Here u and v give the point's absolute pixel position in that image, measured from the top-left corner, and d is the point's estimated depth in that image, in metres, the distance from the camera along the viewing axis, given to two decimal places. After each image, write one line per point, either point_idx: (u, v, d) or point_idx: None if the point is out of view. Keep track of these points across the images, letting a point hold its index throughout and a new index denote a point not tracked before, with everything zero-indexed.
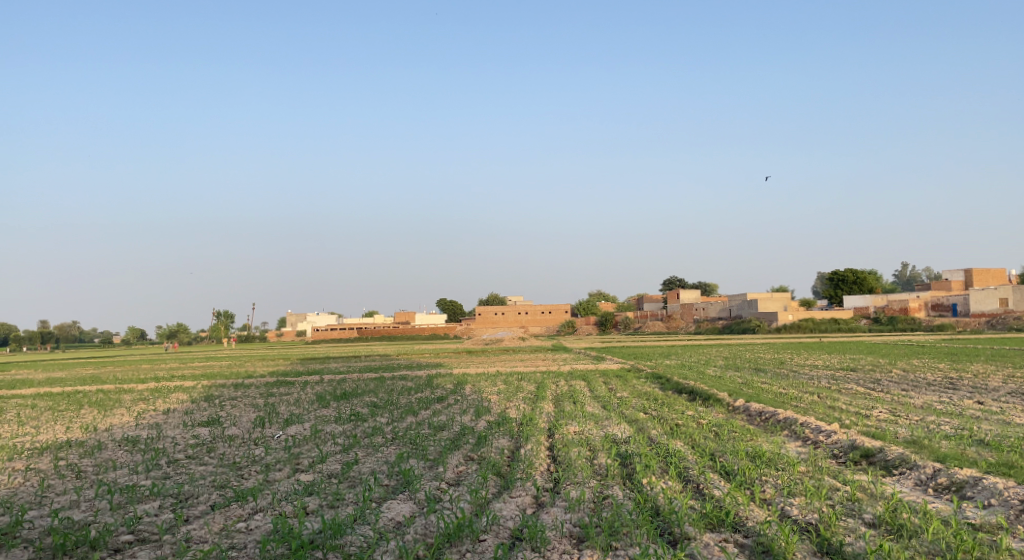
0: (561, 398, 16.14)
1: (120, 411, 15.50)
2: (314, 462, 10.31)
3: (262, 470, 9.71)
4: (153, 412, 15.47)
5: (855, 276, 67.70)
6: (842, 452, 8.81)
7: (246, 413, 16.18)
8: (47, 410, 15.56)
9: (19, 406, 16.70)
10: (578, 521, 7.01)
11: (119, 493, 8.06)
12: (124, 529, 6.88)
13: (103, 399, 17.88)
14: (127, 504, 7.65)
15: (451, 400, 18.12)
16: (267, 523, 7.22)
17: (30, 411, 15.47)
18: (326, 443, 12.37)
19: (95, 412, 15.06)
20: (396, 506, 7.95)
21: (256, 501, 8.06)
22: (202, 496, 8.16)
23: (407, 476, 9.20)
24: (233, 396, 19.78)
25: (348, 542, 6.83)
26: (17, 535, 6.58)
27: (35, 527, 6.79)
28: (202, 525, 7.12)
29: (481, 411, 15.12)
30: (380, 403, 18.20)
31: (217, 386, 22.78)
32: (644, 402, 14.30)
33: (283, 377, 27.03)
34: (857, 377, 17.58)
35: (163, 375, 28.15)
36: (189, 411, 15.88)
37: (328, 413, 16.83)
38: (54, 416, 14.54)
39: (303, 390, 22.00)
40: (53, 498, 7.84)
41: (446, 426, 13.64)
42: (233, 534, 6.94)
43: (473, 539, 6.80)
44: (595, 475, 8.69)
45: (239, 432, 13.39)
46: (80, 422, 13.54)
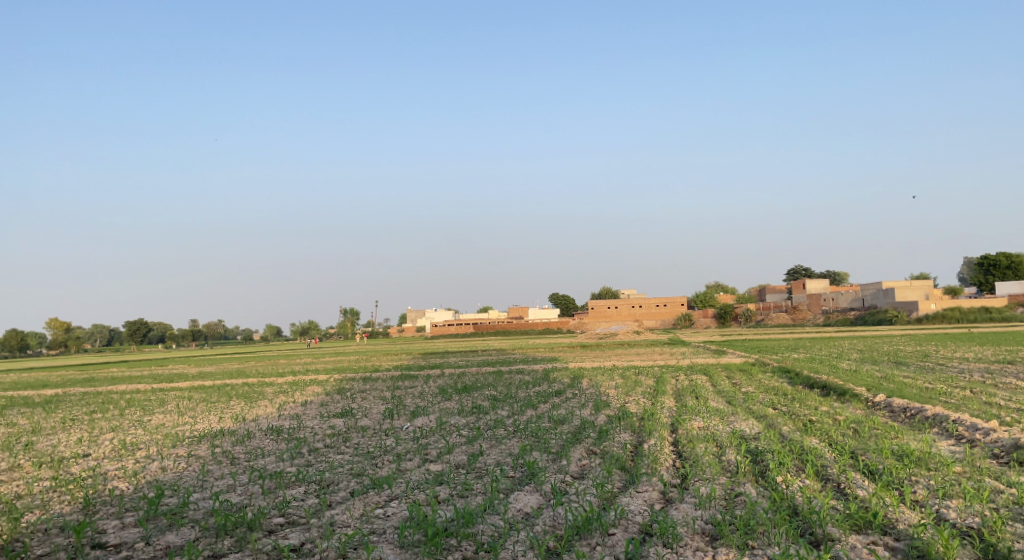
0: (682, 393, 15.77)
1: (264, 402, 16.68)
2: (442, 453, 10.65)
3: (394, 460, 10.15)
4: (293, 403, 16.54)
5: (1009, 261, 61.79)
6: (1003, 452, 8.09)
7: (375, 405, 16.97)
8: (201, 401, 17.03)
9: (178, 397, 18.39)
10: (710, 518, 6.84)
11: (269, 478, 8.67)
12: (276, 511, 7.40)
13: (247, 391, 19.31)
14: (277, 489, 8.22)
15: (570, 394, 18.12)
16: (403, 511, 7.55)
17: (187, 402, 16.97)
18: (451, 434, 12.74)
19: (242, 404, 16.27)
20: (523, 498, 8.07)
21: (391, 489, 8.44)
22: (341, 483, 8.63)
23: (532, 468, 9.33)
24: (362, 389, 20.72)
25: (480, 531, 7.01)
26: (185, 515, 7.21)
27: (199, 508, 7.42)
28: (344, 511, 7.52)
29: (600, 405, 15.08)
30: (499, 396, 18.57)
31: (347, 380, 24.07)
32: (773, 396, 13.78)
33: (408, 371, 28.15)
34: (1016, 371, 16.08)
35: (298, 369, 29.93)
36: (324, 403, 16.86)
37: (451, 405, 17.36)
38: (209, 406, 15.86)
39: (426, 384, 22.77)
40: (212, 481, 8.56)
41: (566, 420, 13.68)
42: (373, 519, 7.30)
43: (602, 533, 6.78)
44: (725, 472, 8.44)
45: (370, 423, 14.06)
46: (229, 412, 14.61)
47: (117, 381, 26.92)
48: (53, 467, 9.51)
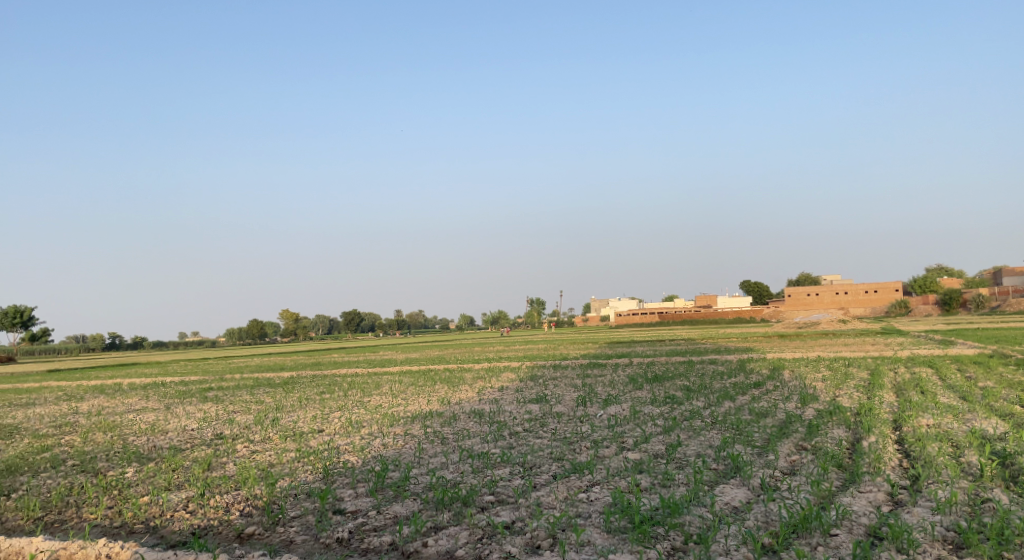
0: (904, 387, 14.31)
1: (465, 386, 17.60)
2: (639, 441, 10.54)
3: (592, 446, 10.21)
4: (491, 388, 17.29)
5: None
6: None
7: (568, 392, 17.25)
8: (409, 384, 18.36)
9: (389, 380, 19.99)
10: (952, 524, 6.14)
11: (477, 458, 9.11)
12: (486, 489, 7.75)
13: (449, 376, 20.49)
14: (485, 468, 8.61)
15: (771, 386, 17.16)
16: (607, 497, 7.57)
17: (397, 385, 18.38)
18: (647, 423, 12.59)
19: (446, 387, 17.31)
20: (730, 491, 7.76)
21: (592, 474, 8.50)
22: (544, 466, 8.84)
23: (737, 462, 8.96)
24: (554, 377, 21.13)
25: (688, 521, 6.84)
26: (407, 488, 7.78)
27: (419, 483, 7.98)
28: (549, 493, 7.69)
29: (807, 398, 14.13)
30: (694, 387, 18.08)
31: (539, 367, 24.73)
32: (1019, 392, 12.07)
33: (597, 359, 28.32)
34: None
35: (492, 356, 31.19)
36: (520, 389, 17.44)
37: (643, 394, 17.19)
38: (417, 389, 17.06)
39: (616, 372, 22.77)
40: (427, 458, 9.16)
41: (769, 413, 12.97)
42: (577, 503, 7.39)
43: (824, 533, 6.33)
44: (966, 475, 7.53)
45: (565, 409, 14.30)
46: (435, 396, 15.57)
47: (336, 365, 29.79)
48: (295, 440, 10.72)
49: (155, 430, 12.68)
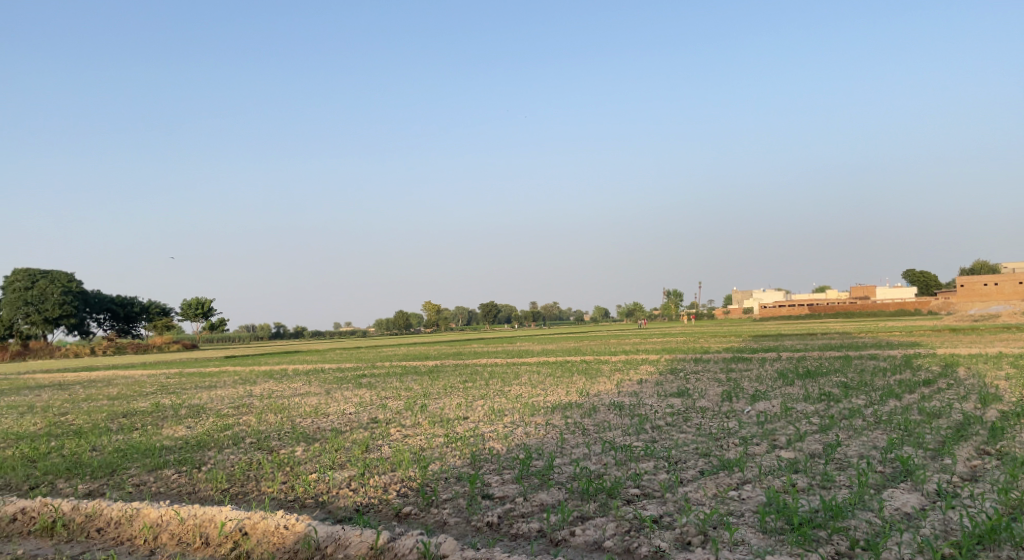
0: None
1: (605, 378, 17.51)
2: (793, 440, 9.99)
3: (740, 443, 9.82)
4: (631, 381, 17.09)
5: None
6: None
7: (712, 386, 16.71)
8: (549, 375, 18.55)
9: (529, 371, 20.30)
10: None
11: (620, 450, 9.04)
12: (632, 482, 7.67)
13: (588, 368, 20.49)
14: (629, 461, 8.52)
15: (942, 384, 15.69)
16: (760, 496, 7.25)
17: (537, 375, 18.62)
18: (800, 421, 11.93)
19: (585, 379, 17.32)
20: (900, 496, 7.18)
21: (742, 472, 8.17)
22: (690, 462, 8.61)
23: (906, 465, 8.27)
24: (696, 370, 20.52)
25: (852, 526, 6.42)
26: (551, 477, 7.86)
27: (563, 472, 8.04)
28: (697, 489, 7.48)
29: (987, 398, 12.78)
30: (851, 383, 16.91)
31: (680, 360, 24.16)
32: None
33: (742, 353, 27.21)
34: None
35: (631, 348, 30.81)
36: (661, 382, 17.10)
37: (794, 390, 16.30)
38: (557, 380, 17.20)
39: (763, 367, 21.78)
40: (570, 449, 9.20)
41: (942, 413, 11.86)
42: (728, 501, 7.14)
43: (1016, 547, 5.72)
44: None
45: (709, 404, 13.86)
46: (575, 387, 15.63)
47: (478, 355, 30.67)
48: (443, 426, 11.14)
49: (317, 412, 13.66)
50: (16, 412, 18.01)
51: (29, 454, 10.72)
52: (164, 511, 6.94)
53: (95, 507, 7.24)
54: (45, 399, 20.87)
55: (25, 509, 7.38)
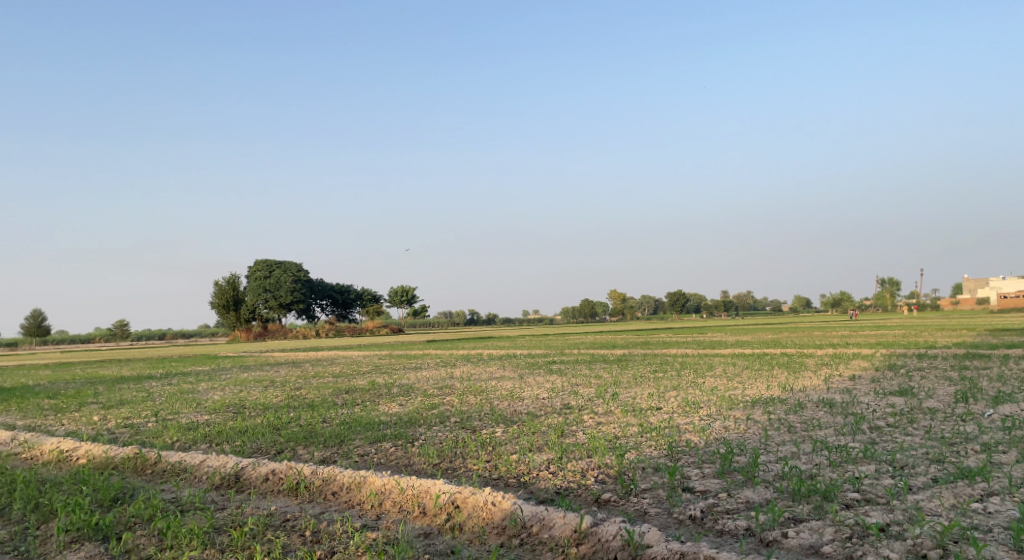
0: None
1: (810, 373, 16.35)
2: None
3: (982, 450, 8.67)
4: (840, 377, 15.80)
5: None
6: None
7: (939, 385, 14.94)
8: (747, 368, 17.70)
9: (725, 362, 19.52)
10: None
11: (834, 451, 8.37)
12: (850, 486, 7.08)
13: (790, 361, 19.25)
14: (846, 463, 7.87)
15: None
16: (1011, 511, 6.36)
17: (734, 368, 17.84)
18: None
19: (788, 373, 16.29)
20: None
21: (987, 483, 7.21)
22: (920, 467, 7.76)
23: None
24: (918, 367, 18.47)
25: None
26: (757, 474, 7.48)
27: (770, 470, 7.62)
28: (930, 498, 6.73)
29: None
30: None
31: (899, 355, 21.89)
32: None
33: (975, 349, 24.07)
34: None
35: (838, 341, 28.51)
36: (876, 379, 15.62)
37: None
38: (756, 373, 16.35)
39: (1003, 365, 19.08)
40: (776, 446, 8.69)
41: None
42: (970, 514, 6.34)
43: None
44: None
45: (938, 404, 12.40)
46: (776, 381, 14.76)
47: (669, 345, 30.06)
48: (637, 415, 11.04)
49: (513, 396, 14.18)
50: (260, 385, 20.65)
51: (272, 422, 12.23)
52: (387, 481, 7.58)
53: (330, 473, 8.08)
54: (282, 375, 23.70)
55: (274, 470, 8.43)
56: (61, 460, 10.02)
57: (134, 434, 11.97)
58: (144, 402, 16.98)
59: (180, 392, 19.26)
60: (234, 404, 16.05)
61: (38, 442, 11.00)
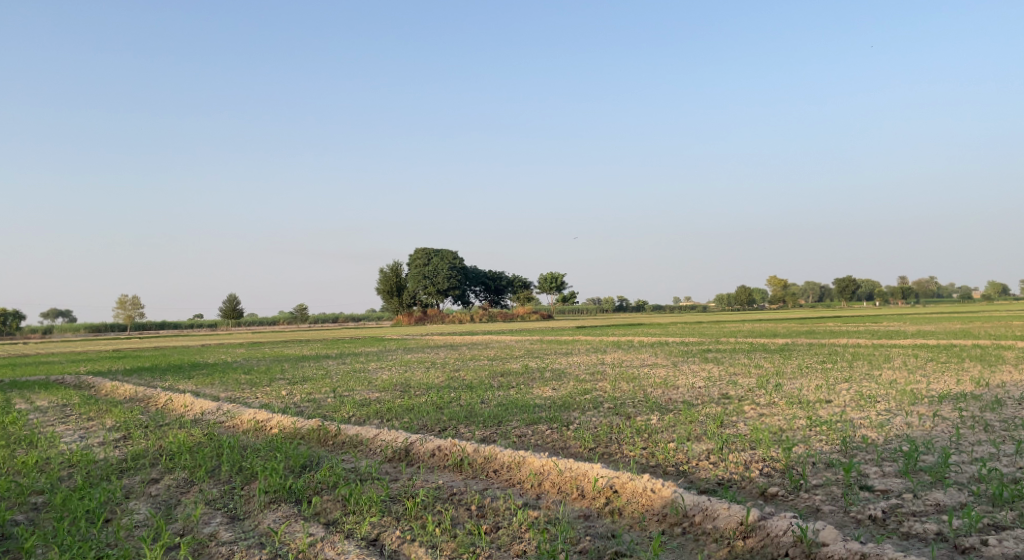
0: None
1: (1008, 368, 14.65)
2: None
3: None
4: None
5: None
6: None
7: None
8: (931, 360, 16.19)
9: (904, 354, 17.96)
10: None
11: None
12: None
13: (983, 354, 17.36)
14: None
15: None
16: None
17: (915, 360, 16.38)
18: None
19: (980, 367, 14.70)
20: None
21: None
22: None
23: None
24: None
25: None
26: (948, 475, 6.85)
27: (963, 472, 6.95)
28: None
29: None
30: None
31: None
32: None
33: None
34: None
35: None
36: None
37: None
38: (941, 366, 14.92)
39: None
40: (971, 447, 7.90)
41: None
42: None
43: None
44: None
45: None
46: (966, 375, 13.39)
47: (838, 334, 28.13)
48: (804, 408, 10.46)
49: (669, 384, 13.95)
50: (422, 366, 21.82)
51: (435, 401, 12.88)
52: (545, 462, 7.74)
53: (491, 451, 8.39)
54: (441, 357, 24.91)
55: (439, 447, 8.89)
56: (257, 429, 11.19)
57: (315, 408, 13.10)
58: (322, 379, 18.54)
59: (353, 371, 20.82)
60: (400, 383, 17.09)
61: (237, 412, 12.34)
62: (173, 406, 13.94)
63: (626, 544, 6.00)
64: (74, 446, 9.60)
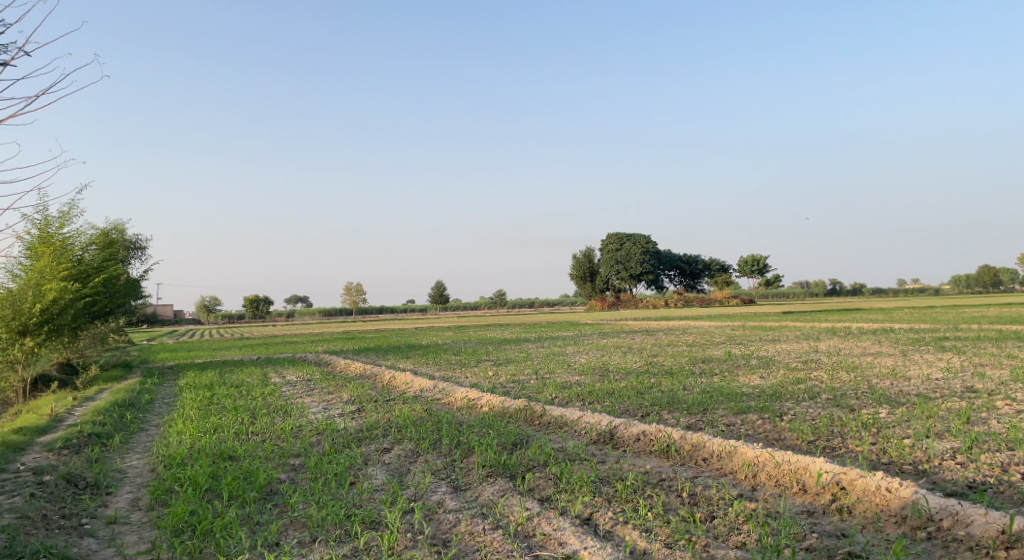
0: None
1: None
2: None
3: None
4: None
5: None
6: None
7: None
8: None
9: None
10: None
11: None
12: None
13: None
14: None
15: None
16: None
17: None
18: None
19: None
20: None
21: None
22: None
23: None
24: None
25: None
26: None
27: None
28: None
29: None
30: None
31: None
32: None
33: None
34: None
35: None
36: None
37: None
38: None
39: None
40: None
41: None
42: None
43: None
44: None
45: None
46: None
47: None
48: None
49: (898, 375, 12.68)
50: (621, 350, 21.82)
51: (637, 386, 12.84)
52: (759, 453, 7.40)
53: (699, 439, 8.20)
54: (640, 343, 24.74)
55: (644, 432, 8.84)
56: (471, 407, 11.91)
57: (521, 389, 13.64)
58: (525, 361, 19.24)
59: (554, 354, 21.36)
60: (599, 367, 17.23)
61: (451, 390, 13.23)
62: (395, 383, 15.27)
63: (860, 545, 5.61)
64: (319, 415, 10.88)
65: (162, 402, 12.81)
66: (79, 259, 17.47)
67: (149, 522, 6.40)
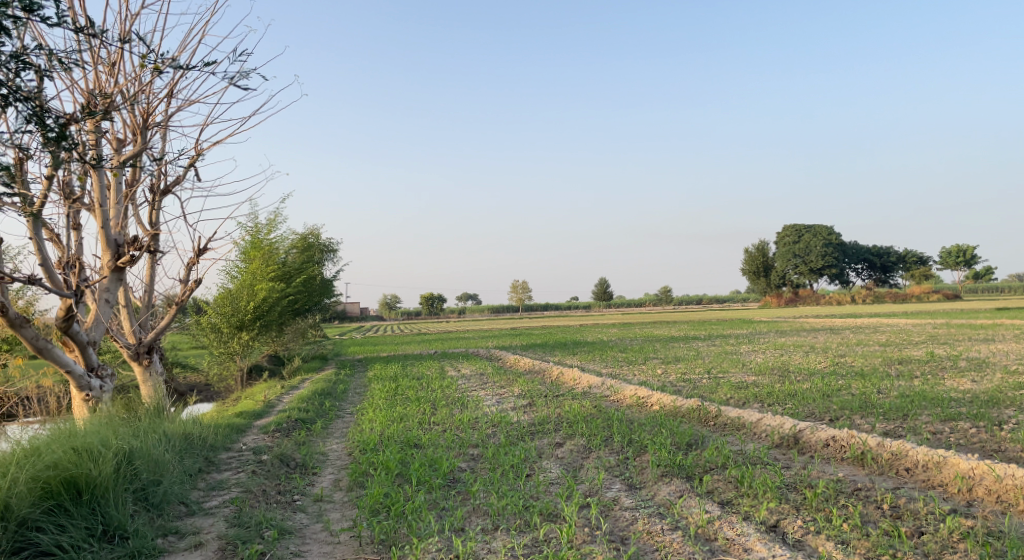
0: None
1: None
2: None
3: None
4: None
5: None
6: None
7: None
8: None
9: None
10: None
11: None
12: None
13: None
14: None
15: None
16: None
17: None
18: None
19: None
20: None
21: None
22: None
23: None
24: None
25: None
26: None
27: None
28: None
29: None
30: None
31: None
32: None
33: None
34: None
35: None
36: None
37: None
38: None
39: None
40: None
41: None
42: None
43: None
44: None
45: None
46: None
47: None
48: None
49: None
50: (802, 349, 20.52)
51: (823, 388, 12.00)
52: (976, 465, 6.64)
53: (900, 447, 7.48)
54: (824, 341, 23.12)
55: (834, 437, 8.22)
56: (641, 405, 11.74)
57: (693, 388, 13.25)
58: (697, 360, 18.65)
59: (727, 352, 20.52)
60: (779, 367, 16.28)
61: (620, 388, 13.13)
62: (564, 379, 15.44)
63: None
64: (494, 408, 11.27)
65: (354, 392, 13.89)
66: (283, 261, 19.44)
67: (350, 502, 6.96)
